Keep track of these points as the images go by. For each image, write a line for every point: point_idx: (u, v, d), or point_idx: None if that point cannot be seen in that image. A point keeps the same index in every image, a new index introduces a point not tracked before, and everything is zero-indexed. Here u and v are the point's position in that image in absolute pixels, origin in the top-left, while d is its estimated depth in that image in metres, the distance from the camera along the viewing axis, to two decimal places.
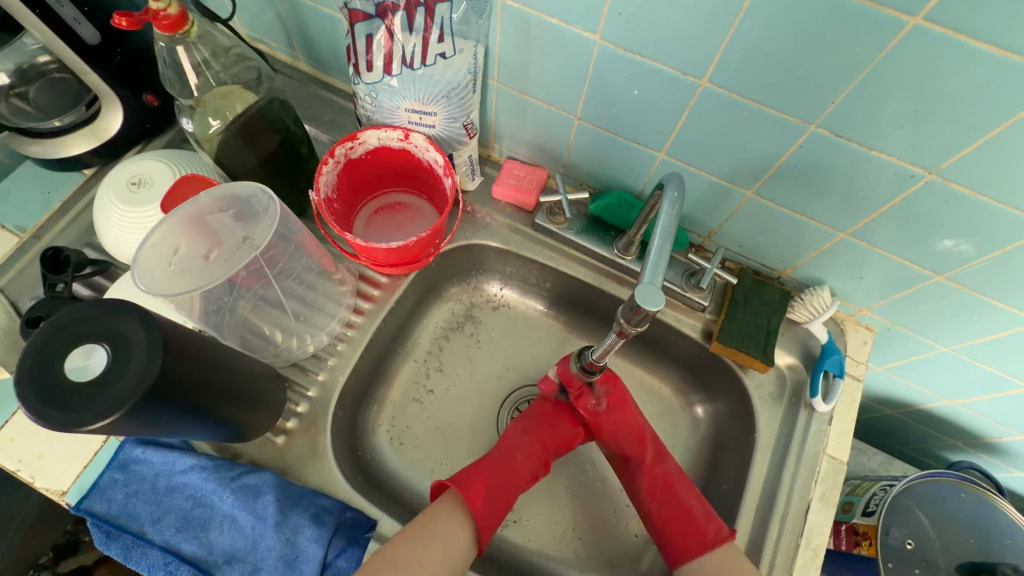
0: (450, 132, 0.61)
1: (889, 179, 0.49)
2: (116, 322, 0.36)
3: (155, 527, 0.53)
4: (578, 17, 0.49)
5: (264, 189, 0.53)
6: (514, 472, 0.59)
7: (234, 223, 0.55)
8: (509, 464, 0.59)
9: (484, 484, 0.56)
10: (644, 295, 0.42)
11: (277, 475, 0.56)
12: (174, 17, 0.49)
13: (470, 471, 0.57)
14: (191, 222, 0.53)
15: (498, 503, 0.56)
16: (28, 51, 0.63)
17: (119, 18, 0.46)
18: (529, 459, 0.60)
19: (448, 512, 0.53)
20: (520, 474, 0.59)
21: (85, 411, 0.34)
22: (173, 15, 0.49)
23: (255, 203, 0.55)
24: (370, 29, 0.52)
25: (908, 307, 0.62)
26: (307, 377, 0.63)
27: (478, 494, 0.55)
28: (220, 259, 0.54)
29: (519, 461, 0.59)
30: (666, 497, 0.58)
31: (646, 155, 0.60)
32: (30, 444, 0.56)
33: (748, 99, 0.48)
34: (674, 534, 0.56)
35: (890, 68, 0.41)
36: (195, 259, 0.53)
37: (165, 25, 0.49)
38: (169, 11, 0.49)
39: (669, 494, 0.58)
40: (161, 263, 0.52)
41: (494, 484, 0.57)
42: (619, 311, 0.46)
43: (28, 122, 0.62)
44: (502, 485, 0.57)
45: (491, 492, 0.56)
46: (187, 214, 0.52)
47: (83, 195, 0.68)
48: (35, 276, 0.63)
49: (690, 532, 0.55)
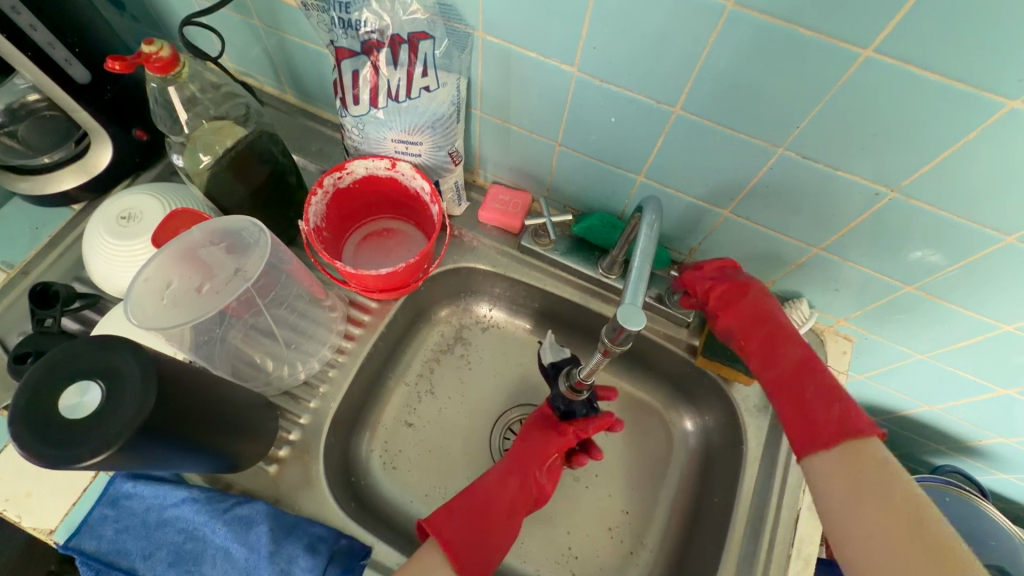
0: (435, 160, 0.63)
1: (856, 197, 0.51)
2: (106, 360, 0.36)
3: (146, 563, 0.53)
4: (555, 51, 0.51)
5: (254, 222, 0.54)
6: (494, 508, 0.60)
7: (226, 255, 0.56)
8: (492, 505, 0.60)
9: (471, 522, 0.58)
10: (625, 314, 0.43)
11: (269, 505, 0.56)
12: (166, 60, 0.50)
13: (456, 529, 0.56)
14: (184, 256, 0.54)
15: (491, 544, 0.58)
16: (17, 91, 0.64)
17: (110, 62, 0.48)
18: (504, 493, 0.61)
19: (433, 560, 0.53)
20: (510, 510, 0.61)
21: (80, 446, 0.34)
22: (165, 58, 0.50)
23: (245, 235, 0.55)
24: (356, 65, 0.54)
25: (883, 317, 0.64)
26: (299, 406, 0.63)
27: (455, 535, 0.55)
28: (211, 292, 0.54)
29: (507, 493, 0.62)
30: (801, 412, 0.55)
31: (626, 178, 0.62)
32: (16, 483, 0.55)
33: (719, 125, 0.51)
34: (816, 439, 0.53)
35: (849, 94, 0.43)
36: (187, 293, 0.54)
37: (157, 67, 0.50)
38: (161, 54, 0.50)
39: (804, 388, 0.56)
40: (153, 297, 0.52)
41: (480, 525, 0.58)
42: (603, 331, 0.47)
43: (16, 159, 0.63)
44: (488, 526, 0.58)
45: (477, 534, 0.57)
46: (178, 248, 0.53)
47: (72, 230, 0.69)
48: (22, 312, 0.63)
49: (834, 430, 0.52)
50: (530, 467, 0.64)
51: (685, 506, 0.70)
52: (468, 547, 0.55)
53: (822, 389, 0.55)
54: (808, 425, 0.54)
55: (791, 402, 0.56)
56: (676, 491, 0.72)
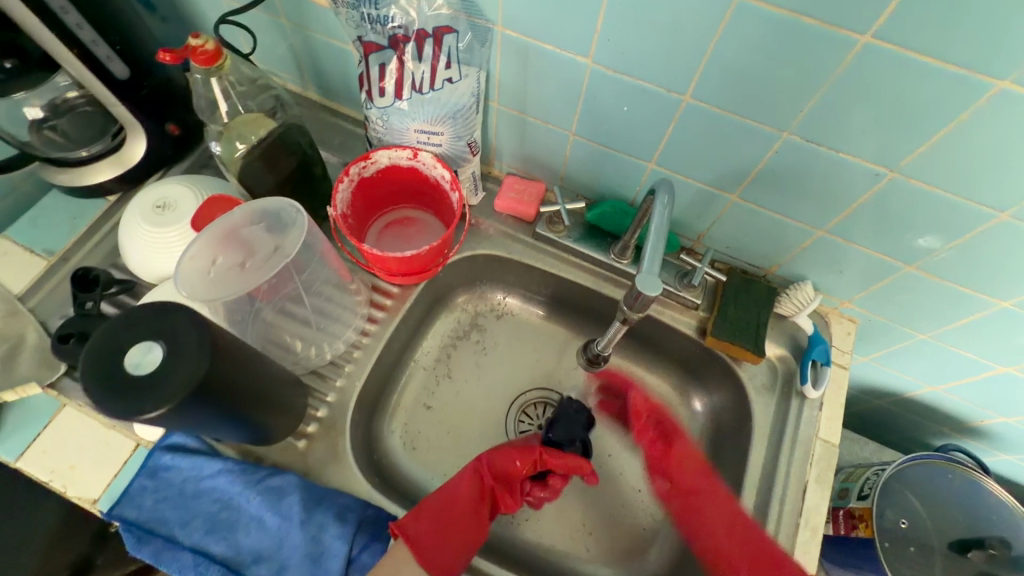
0: (455, 150, 0.66)
1: (858, 178, 0.54)
2: (164, 322, 0.39)
3: (185, 530, 0.55)
4: (571, 44, 0.55)
5: (292, 203, 0.58)
6: (462, 512, 0.59)
7: (265, 234, 0.59)
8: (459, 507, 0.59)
9: (443, 530, 0.57)
10: (644, 282, 0.47)
11: (300, 477, 0.59)
12: (210, 52, 0.54)
13: (424, 527, 0.55)
14: (227, 236, 0.57)
15: (454, 548, 0.57)
16: (59, 87, 0.65)
17: (164, 55, 0.51)
18: (472, 499, 0.61)
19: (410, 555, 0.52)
20: (473, 516, 0.60)
21: (144, 400, 0.37)
22: (210, 50, 0.54)
23: (284, 215, 0.59)
24: (382, 59, 0.57)
25: (885, 298, 0.67)
26: (326, 384, 0.66)
27: (424, 533, 0.55)
28: (253, 267, 0.57)
29: (477, 508, 0.61)
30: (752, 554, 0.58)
31: (637, 165, 0.65)
32: (61, 456, 0.58)
33: (727, 111, 0.54)
34: None
35: (850, 78, 0.46)
36: (231, 269, 0.57)
37: (201, 60, 0.54)
38: (206, 47, 0.54)
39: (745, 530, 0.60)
40: (200, 274, 0.55)
41: (445, 527, 0.57)
42: (622, 299, 0.52)
43: (56, 152, 0.67)
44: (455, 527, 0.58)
45: (444, 537, 0.56)
46: (221, 229, 0.56)
47: (109, 219, 0.72)
48: (64, 296, 0.67)
49: None
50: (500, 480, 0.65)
51: None
52: (433, 544, 0.54)
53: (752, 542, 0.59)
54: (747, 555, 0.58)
55: (727, 530, 0.61)
56: None
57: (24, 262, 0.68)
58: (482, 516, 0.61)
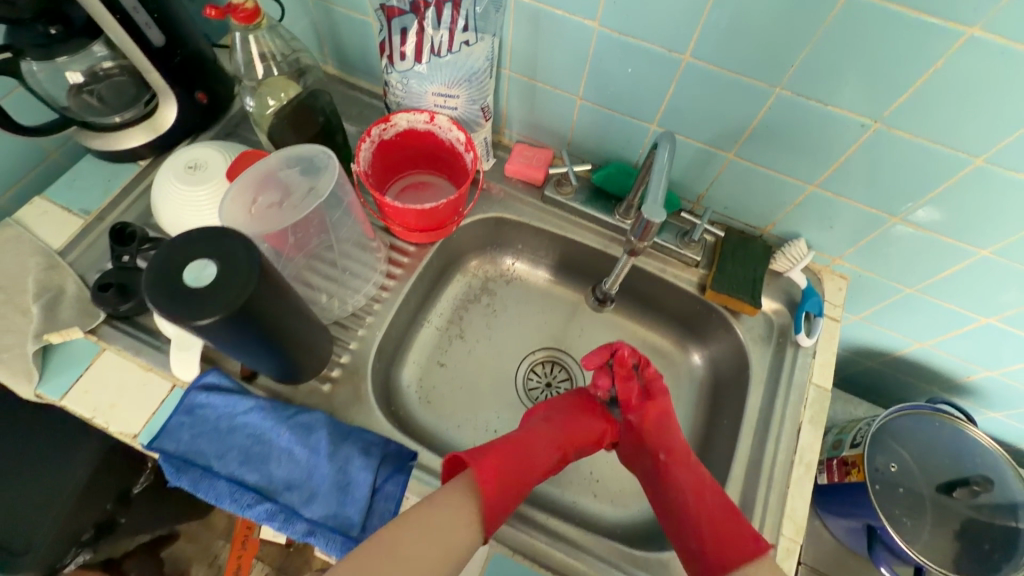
0: (469, 114, 0.70)
1: (845, 131, 0.59)
2: (218, 244, 0.43)
3: (221, 461, 0.59)
4: (580, 8, 0.59)
5: (326, 151, 0.61)
6: (526, 461, 0.54)
7: (301, 177, 0.63)
8: (525, 454, 0.55)
9: (497, 477, 0.51)
10: (650, 211, 0.54)
11: (326, 415, 0.63)
12: (250, 11, 0.57)
13: (487, 461, 0.51)
14: (266, 177, 0.61)
15: (510, 496, 0.51)
16: (95, 57, 0.68)
17: (207, 9, 0.55)
18: (539, 449, 0.56)
19: (462, 494, 0.48)
20: (538, 469, 0.55)
21: (201, 308, 0.41)
22: (250, 9, 0.57)
23: (318, 161, 0.62)
24: (404, 23, 0.62)
25: (873, 252, 0.71)
26: (348, 334, 0.70)
27: (485, 469, 0.50)
28: (290, 207, 0.61)
29: (534, 458, 0.56)
30: (721, 522, 0.52)
31: (640, 127, 0.70)
32: (101, 395, 0.62)
33: (724, 69, 0.58)
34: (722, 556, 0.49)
35: (836, 32, 0.51)
36: (270, 207, 0.61)
37: (242, 17, 0.57)
38: (247, 6, 0.57)
39: (715, 500, 0.54)
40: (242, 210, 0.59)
41: (510, 471, 0.52)
42: (633, 231, 0.60)
43: (94, 116, 0.72)
44: (518, 471, 0.53)
45: (506, 483, 0.51)
46: (260, 171, 0.60)
47: (141, 183, 0.77)
48: (101, 252, 0.72)
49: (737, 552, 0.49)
50: (568, 435, 0.60)
51: (697, 433, 0.77)
52: (495, 488, 0.50)
53: (720, 507, 0.53)
54: (718, 527, 0.51)
55: (694, 491, 0.55)
56: (689, 420, 0.79)
57: (62, 221, 0.72)
58: (535, 470, 0.55)
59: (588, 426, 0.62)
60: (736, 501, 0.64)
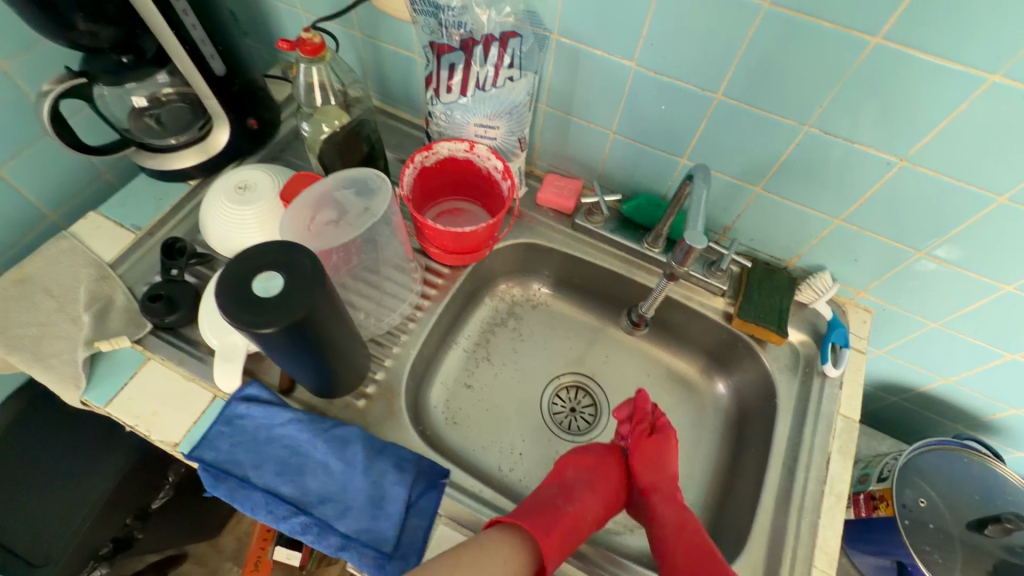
0: (507, 144, 0.74)
1: (870, 168, 0.61)
2: (286, 256, 0.46)
3: (258, 472, 0.60)
4: (619, 48, 0.63)
5: (380, 174, 0.65)
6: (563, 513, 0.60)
7: (355, 197, 0.66)
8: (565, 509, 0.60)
9: (544, 525, 0.57)
10: (692, 237, 0.57)
11: (361, 429, 0.64)
12: (317, 45, 0.61)
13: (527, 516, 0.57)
14: (323, 196, 0.64)
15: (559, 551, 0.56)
16: (157, 84, 0.73)
17: (279, 42, 0.59)
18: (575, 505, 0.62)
19: (506, 544, 0.54)
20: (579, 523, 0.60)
21: (267, 317, 0.43)
22: (317, 43, 0.61)
23: (371, 183, 0.66)
24: (453, 59, 0.66)
25: (897, 286, 0.73)
26: (383, 351, 0.72)
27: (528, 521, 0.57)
28: (346, 225, 0.64)
29: (577, 508, 0.61)
30: (698, 559, 0.58)
31: (670, 161, 0.73)
32: (145, 403, 0.64)
33: (755, 107, 0.62)
34: None
35: (862, 76, 0.54)
36: (327, 225, 0.64)
37: (309, 50, 0.61)
38: (314, 40, 0.61)
39: (697, 545, 0.60)
40: (301, 227, 0.63)
41: (548, 520, 0.58)
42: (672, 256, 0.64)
43: (152, 139, 0.76)
44: (561, 524, 0.58)
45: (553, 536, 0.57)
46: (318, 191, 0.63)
47: (190, 201, 0.81)
48: (150, 266, 0.75)
49: None
50: (603, 487, 0.66)
51: (723, 462, 0.77)
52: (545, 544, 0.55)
53: (700, 548, 0.59)
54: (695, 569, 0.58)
55: (674, 527, 0.63)
56: (715, 449, 0.79)
57: (114, 235, 0.76)
58: (580, 522, 0.61)
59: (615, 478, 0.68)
60: (768, 530, 0.64)
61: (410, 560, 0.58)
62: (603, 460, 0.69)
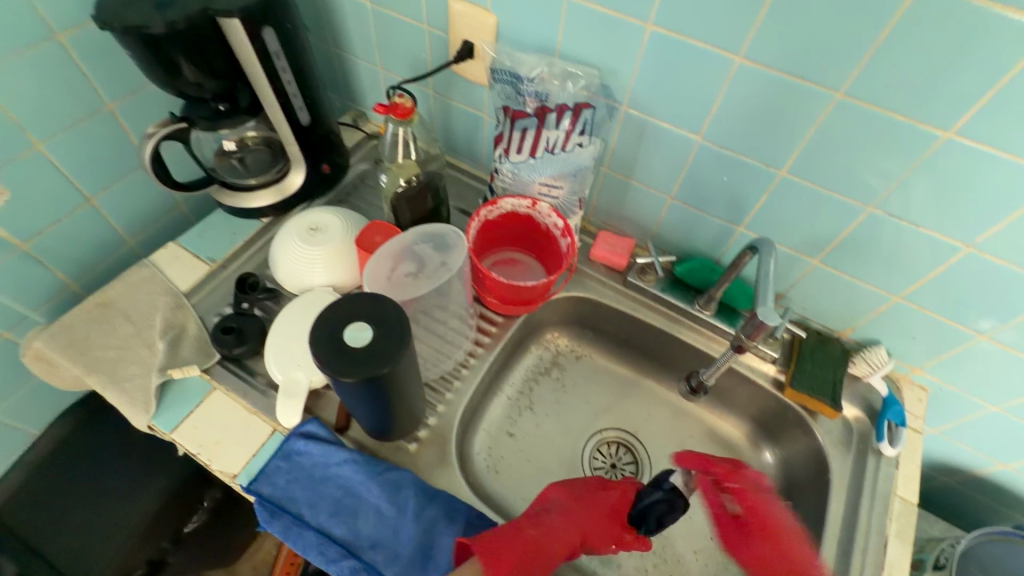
0: (568, 203, 0.77)
1: (934, 250, 0.62)
2: (377, 308, 0.48)
3: (312, 511, 0.61)
4: (686, 123, 0.66)
5: (458, 231, 0.68)
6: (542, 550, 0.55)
7: (432, 250, 0.70)
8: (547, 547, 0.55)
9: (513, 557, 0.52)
10: (764, 314, 0.59)
11: (413, 475, 0.65)
12: (408, 108, 0.66)
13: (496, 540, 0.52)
14: (403, 249, 0.68)
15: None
16: (243, 129, 0.77)
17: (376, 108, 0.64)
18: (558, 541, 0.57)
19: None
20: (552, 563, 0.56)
21: (356, 366, 0.45)
22: (408, 107, 0.66)
23: (448, 238, 0.69)
24: (526, 124, 0.70)
25: (957, 367, 0.72)
26: (436, 395, 0.73)
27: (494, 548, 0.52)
28: (425, 277, 0.68)
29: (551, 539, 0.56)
30: None
31: (727, 228, 0.75)
32: (208, 433, 0.66)
33: (819, 186, 0.63)
34: None
35: (930, 166, 0.56)
36: (407, 277, 0.68)
37: (400, 113, 0.66)
38: (406, 104, 0.66)
39: None
40: (382, 278, 0.67)
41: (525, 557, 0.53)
42: (742, 330, 0.67)
43: (234, 179, 0.81)
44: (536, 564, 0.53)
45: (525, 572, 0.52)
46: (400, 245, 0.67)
47: (262, 237, 0.85)
48: (221, 297, 0.78)
49: None
50: (589, 523, 0.60)
51: None
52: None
53: None
54: None
55: None
56: None
57: (190, 266, 0.80)
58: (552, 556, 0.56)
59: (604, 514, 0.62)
60: None
61: None
62: (594, 496, 0.63)
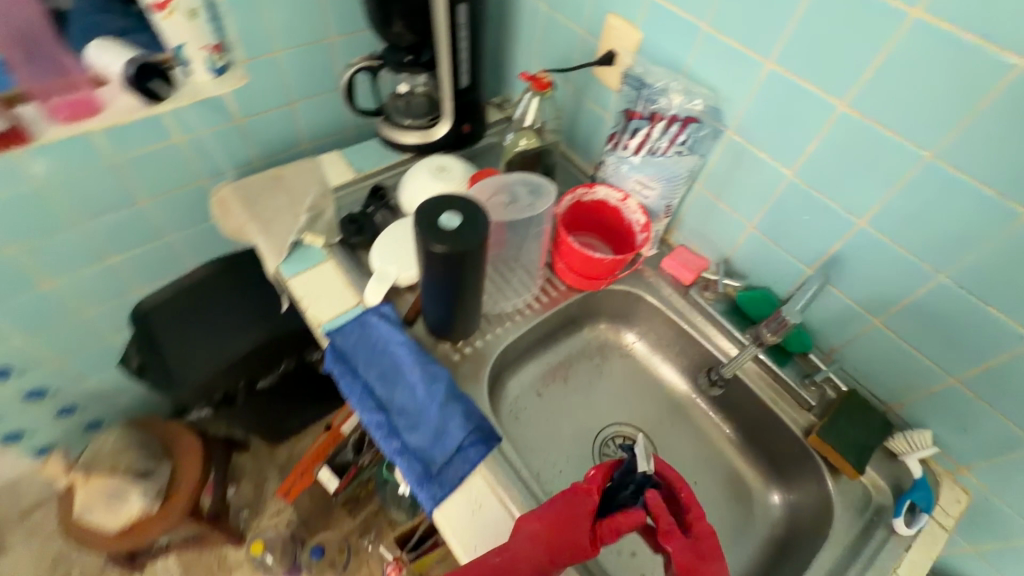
0: (656, 205, 0.86)
1: (1002, 336, 0.62)
2: (471, 207, 0.61)
3: (366, 369, 0.75)
4: (781, 156, 0.72)
5: (552, 185, 0.82)
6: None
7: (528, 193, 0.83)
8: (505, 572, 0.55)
9: None
10: (789, 314, 0.68)
11: (450, 375, 0.76)
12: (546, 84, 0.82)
13: None
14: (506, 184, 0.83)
15: None
16: (416, 80, 0.97)
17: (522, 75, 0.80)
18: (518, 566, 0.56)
19: None
20: None
21: (442, 239, 0.58)
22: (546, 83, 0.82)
23: (543, 188, 0.83)
24: (638, 125, 0.80)
25: (1007, 476, 0.68)
26: (489, 327, 0.85)
27: None
28: (513, 209, 0.81)
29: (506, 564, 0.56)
30: None
31: (796, 268, 0.79)
32: (314, 286, 0.84)
33: (894, 243, 0.66)
34: None
35: (1012, 245, 0.57)
36: (500, 204, 0.82)
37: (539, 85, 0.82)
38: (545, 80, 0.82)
39: None
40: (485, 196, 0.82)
41: None
42: (765, 327, 0.73)
43: (397, 116, 1.01)
44: None
45: None
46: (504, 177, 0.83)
47: (400, 167, 1.04)
48: (355, 200, 0.97)
49: None
50: (554, 540, 0.58)
51: None
52: None
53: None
54: None
55: None
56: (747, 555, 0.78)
57: (342, 171, 1.01)
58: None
59: (569, 525, 0.59)
60: None
61: (444, 488, 0.67)
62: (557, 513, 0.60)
